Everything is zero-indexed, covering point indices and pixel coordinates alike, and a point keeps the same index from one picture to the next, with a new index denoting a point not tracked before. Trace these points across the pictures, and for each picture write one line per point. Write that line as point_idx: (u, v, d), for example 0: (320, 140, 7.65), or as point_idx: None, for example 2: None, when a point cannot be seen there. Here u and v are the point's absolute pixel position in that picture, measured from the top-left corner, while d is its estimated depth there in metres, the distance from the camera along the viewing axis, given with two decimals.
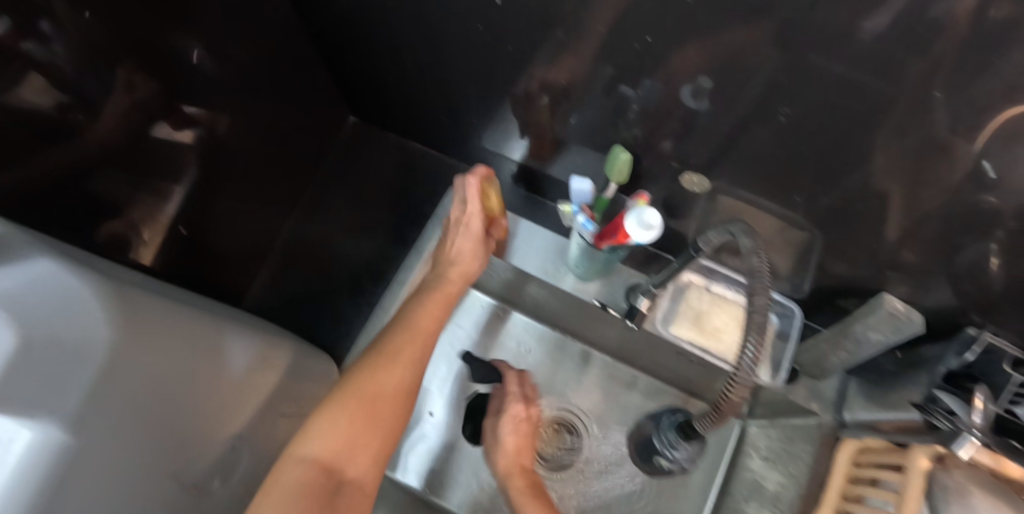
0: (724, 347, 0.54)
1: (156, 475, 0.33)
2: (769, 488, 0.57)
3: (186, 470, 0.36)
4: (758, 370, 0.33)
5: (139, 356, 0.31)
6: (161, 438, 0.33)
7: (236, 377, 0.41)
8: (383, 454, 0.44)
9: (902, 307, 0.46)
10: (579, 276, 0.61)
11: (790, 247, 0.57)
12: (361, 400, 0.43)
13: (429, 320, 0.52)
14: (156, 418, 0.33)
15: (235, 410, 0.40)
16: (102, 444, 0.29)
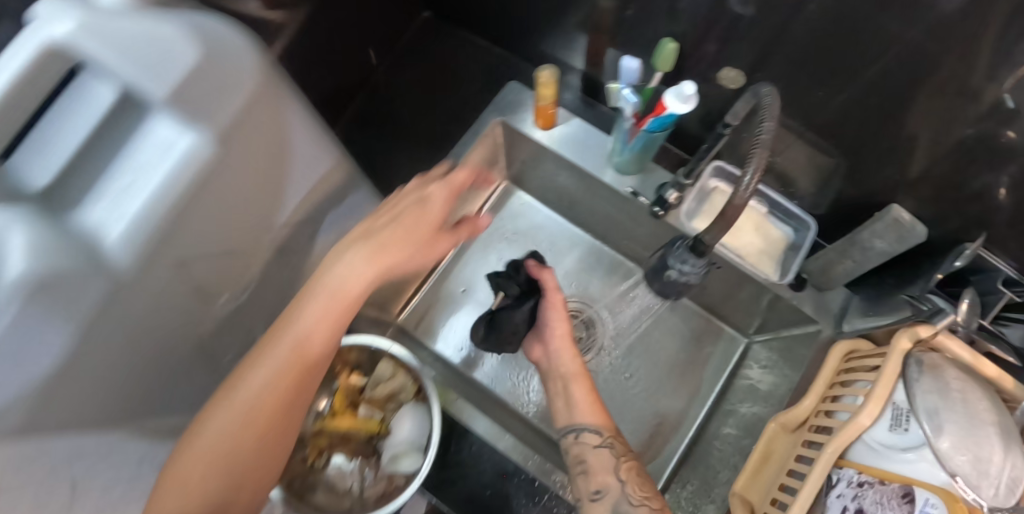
0: (739, 243, 0.61)
1: (238, 220, 0.41)
2: (762, 389, 0.67)
3: (257, 221, 0.43)
4: (756, 182, 0.38)
5: (266, 121, 0.38)
6: (263, 194, 0.41)
7: (319, 174, 0.47)
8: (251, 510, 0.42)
9: (907, 216, 0.51)
10: (618, 169, 0.63)
11: (812, 159, 0.60)
12: (207, 465, 0.38)
13: (321, 330, 0.41)
14: (259, 173, 0.40)
15: (303, 190, 0.47)
16: (232, 174, 0.36)
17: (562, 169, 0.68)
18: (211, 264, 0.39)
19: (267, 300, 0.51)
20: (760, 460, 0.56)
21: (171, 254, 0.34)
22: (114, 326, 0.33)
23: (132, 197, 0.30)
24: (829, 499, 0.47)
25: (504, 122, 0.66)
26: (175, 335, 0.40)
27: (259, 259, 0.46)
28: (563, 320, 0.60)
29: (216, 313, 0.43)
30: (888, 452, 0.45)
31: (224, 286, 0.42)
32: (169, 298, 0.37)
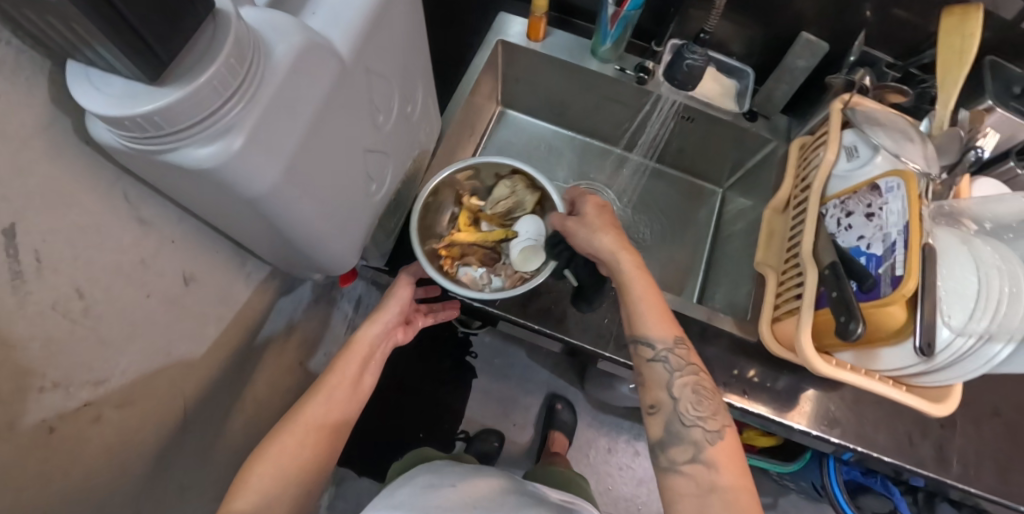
0: (705, 91, 0.80)
1: (393, 65, 0.52)
2: (739, 209, 0.88)
3: (403, 77, 0.55)
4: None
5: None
6: (404, 36, 0.52)
7: (424, 49, 0.59)
8: (312, 455, 0.55)
9: (814, 36, 0.73)
10: (601, 59, 0.81)
11: (736, 29, 0.80)
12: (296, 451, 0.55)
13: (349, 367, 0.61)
14: (402, 24, 0.51)
15: (420, 62, 0.58)
16: (389, 13, 0.48)
17: (555, 76, 0.85)
18: (377, 86, 0.49)
19: (399, 160, 0.59)
20: (768, 236, 0.73)
21: (362, 63, 0.46)
22: (332, 112, 0.43)
23: (343, 10, 0.43)
24: (827, 219, 0.65)
25: (503, 42, 0.81)
26: (359, 150, 0.50)
27: (399, 105, 0.55)
28: (597, 234, 0.60)
29: (380, 142, 0.53)
30: (852, 173, 0.65)
31: (383, 115, 0.52)
32: (359, 108, 0.47)
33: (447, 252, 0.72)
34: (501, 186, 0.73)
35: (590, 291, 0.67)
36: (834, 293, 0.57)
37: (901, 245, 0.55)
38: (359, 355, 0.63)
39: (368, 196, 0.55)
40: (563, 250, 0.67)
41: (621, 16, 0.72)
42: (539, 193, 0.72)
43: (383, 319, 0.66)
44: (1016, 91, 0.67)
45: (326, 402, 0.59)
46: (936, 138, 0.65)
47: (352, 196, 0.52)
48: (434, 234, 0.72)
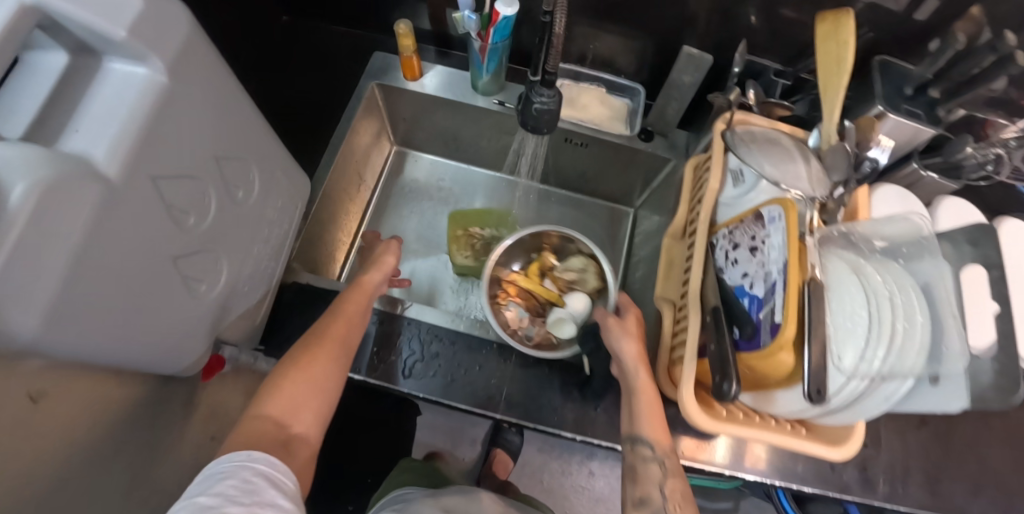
0: (594, 117, 0.76)
1: (204, 158, 0.48)
2: (647, 230, 0.84)
3: (225, 165, 0.51)
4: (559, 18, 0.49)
5: (199, 60, 0.46)
6: (209, 127, 0.48)
7: (255, 126, 0.56)
8: (326, 391, 0.55)
9: (697, 49, 0.67)
10: (484, 93, 0.77)
11: (627, 47, 0.76)
12: (312, 386, 0.54)
13: (353, 307, 0.63)
14: (206, 114, 0.48)
15: (248, 142, 0.55)
16: (181, 111, 0.44)
17: (443, 115, 0.81)
18: (178, 187, 0.46)
19: (237, 248, 0.55)
20: (667, 265, 0.69)
21: (145, 172, 0.41)
22: (108, 234, 0.39)
23: (107, 120, 0.39)
24: (716, 253, 0.61)
25: (379, 85, 0.77)
26: (163, 259, 0.45)
27: (222, 196, 0.51)
28: (620, 337, 0.60)
29: (195, 242, 0.49)
30: (738, 201, 0.61)
31: (195, 215, 0.48)
32: (151, 219, 0.43)
33: (502, 291, 0.79)
34: (578, 258, 0.80)
35: (597, 385, 0.64)
36: (713, 345, 0.54)
37: (780, 288, 0.50)
38: (359, 296, 0.64)
39: (198, 294, 0.51)
40: (591, 340, 0.65)
41: (488, 49, 0.68)
42: (604, 285, 0.77)
43: (379, 269, 0.68)
44: (907, 92, 0.63)
45: (335, 335, 0.58)
46: (824, 155, 0.60)
47: (171, 305, 0.48)
48: (502, 268, 0.81)
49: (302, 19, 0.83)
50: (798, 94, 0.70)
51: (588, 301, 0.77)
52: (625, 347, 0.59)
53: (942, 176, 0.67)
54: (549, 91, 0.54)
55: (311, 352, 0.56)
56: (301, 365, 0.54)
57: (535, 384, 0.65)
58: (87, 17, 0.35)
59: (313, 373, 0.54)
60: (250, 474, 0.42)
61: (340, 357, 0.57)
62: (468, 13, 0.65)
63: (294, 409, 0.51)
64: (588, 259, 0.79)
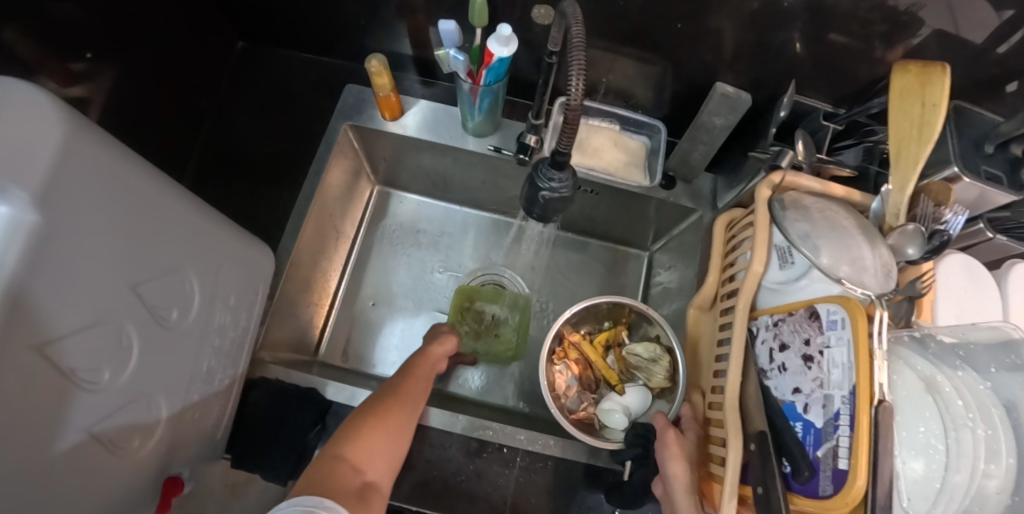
0: (606, 163, 0.65)
1: (105, 285, 0.37)
2: (665, 283, 0.73)
3: (142, 285, 0.41)
4: (580, 80, 0.38)
5: (87, 168, 0.35)
6: (114, 253, 0.38)
7: (189, 220, 0.46)
8: (396, 451, 0.46)
9: (732, 88, 0.55)
10: (475, 134, 0.65)
11: (646, 78, 0.64)
12: (380, 435, 0.45)
13: (420, 369, 0.55)
14: (105, 232, 0.37)
15: (178, 245, 0.44)
16: (65, 243, 0.33)
17: (427, 154, 0.69)
18: (70, 340, 0.35)
19: (171, 374, 0.46)
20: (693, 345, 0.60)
21: (24, 341, 0.31)
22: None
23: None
24: (757, 348, 0.52)
25: (353, 126, 0.67)
26: (66, 434, 0.35)
27: (144, 326, 0.42)
28: (677, 459, 0.49)
29: (112, 401, 0.39)
30: (787, 287, 0.51)
31: (108, 370, 0.39)
32: (42, 394, 0.33)
33: (563, 348, 0.68)
34: (650, 346, 0.65)
35: (628, 492, 0.55)
36: (760, 488, 0.45)
37: (846, 424, 0.41)
38: (430, 360, 0.58)
39: (117, 446, 0.41)
40: (637, 445, 0.56)
41: (480, 91, 0.56)
42: (671, 387, 0.63)
43: (445, 340, 0.61)
44: (987, 150, 0.52)
45: (410, 389, 0.51)
46: (891, 233, 0.50)
47: (80, 477, 0.38)
48: (571, 328, 0.70)
49: (258, 46, 0.76)
50: (848, 139, 0.59)
51: (647, 399, 0.65)
52: (676, 468, 0.49)
53: (1010, 238, 0.57)
54: (560, 173, 0.42)
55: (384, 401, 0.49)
56: (374, 415, 0.46)
57: (542, 492, 0.57)
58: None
59: (387, 425, 0.46)
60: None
61: (409, 414, 0.49)
62: (453, 50, 0.53)
63: (370, 457, 0.43)
64: (663, 350, 0.64)
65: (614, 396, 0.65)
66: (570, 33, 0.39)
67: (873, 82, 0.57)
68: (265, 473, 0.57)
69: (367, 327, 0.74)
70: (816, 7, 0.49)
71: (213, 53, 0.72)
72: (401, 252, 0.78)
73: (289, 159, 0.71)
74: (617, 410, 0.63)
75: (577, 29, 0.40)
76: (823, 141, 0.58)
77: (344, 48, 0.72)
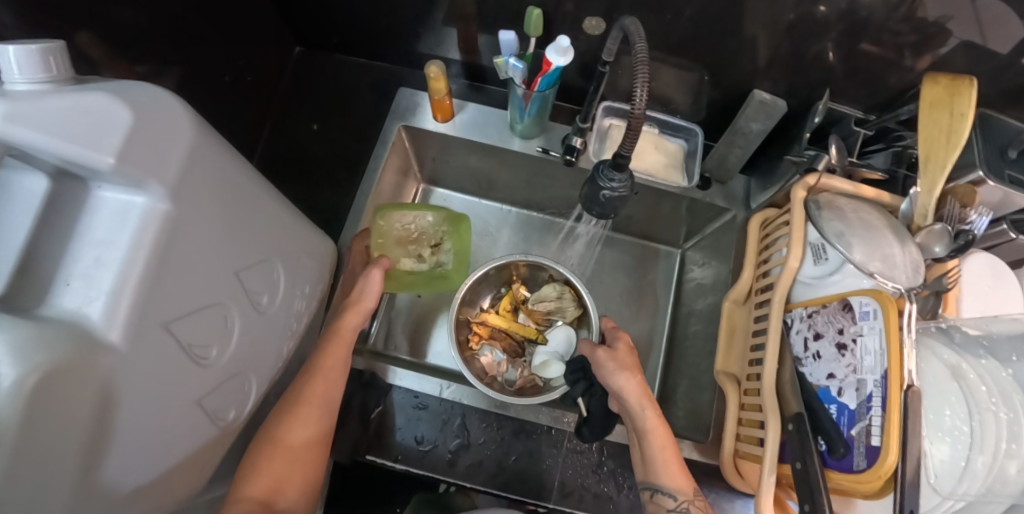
0: (646, 164, 0.69)
1: (216, 271, 0.42)
2: (698, 280, 0.77)
3: (242, 271, 0.46)
4: (644, 92, 0.42)
5: (204, 166, 0.39)
6: (224, 242, 0.43)
7: (271, 212, 0.50)
8: (307, 468, 0.50)
9: (769, 95, 0.59)
10: (522, 136, 0.70)
11: (684, 83, 0.68)
12: (283, 457, 0.48)
13: (332, 358, 0.55)
14: (216, 222, 0.41)
15: (264, 235, 0.49)
16: (190, 232, 0.38)
17: (474, 154, 0.74)
18: (189, 320, 0.40)
19: (262, 352, 0.51)
20: (728, 336, 0.64)
21: (154, 319, 0.36)
22: (121, 399, 0.34)
23: (102, 271, 0.33)
24: (792, 337, 0.56)
25: (406, 127, 0.71)
26: (183, 404, 0.41)
27: (243, 309, 0.47)
28: (618, 371, 0.55)
29: (219, 376, 0.45)
30: (821, 281, 0.54)
31: (216, 347, 0.44)
32: (166, 363, 0.38)
33: (473, 332, 0.73)
34: (551, 287, 0.72)
35: (595, 425, 0.57)
36: (798, 463, 0.49)
37: (878, 404, 0.45)
38: (341, 342, 0.56)
39: (217, 417, 0.46)
40: (580, 379, 0.60)
41: (533, 96, 0.60)
42: (584, 313, 0.70)
43: (359, 305, 0.58)
44: (1011, 155, 0.56)
45: (319, 394, 0.52)
46: (919, 231, 0.54)
47: (191, 441, 0.43)
48: (472, 306, 0.74)
49: (315, 51, 0.81)
50: (878, 144, 0.63)
51: (570, 335, 0.70)
52: (618, 382, 0.55)
53: None
54: (619, 174, 0.47)
55: (290, 420, 0.50)
56: (280, 444, 0.49)
57: (588, 470, 0.61)
58: (63, 145, 0.29)
59: (291, 437, 0.49)
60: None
61: (320, 420, 0.52)
62: (512, 58, 0.57)
63: (279, 485, 0.47)
64: (563, 285, 0.71)
65: (540, 348, 0.71)
66: (634, 49, 0.44)
67: (905, 90, 0.60)
68: (331, 451, 0.61)
69: (413, 316, 0.78)
70: (851, 19, 0.53)
71: (274, 58, 0.77)
72: None
73: (344, 159, 0.76)
74: (550, 360, 0.67)
75: (641, 45, 0.44)
76: (854, 146, 0.62)
77: (394, 53, 0.76)
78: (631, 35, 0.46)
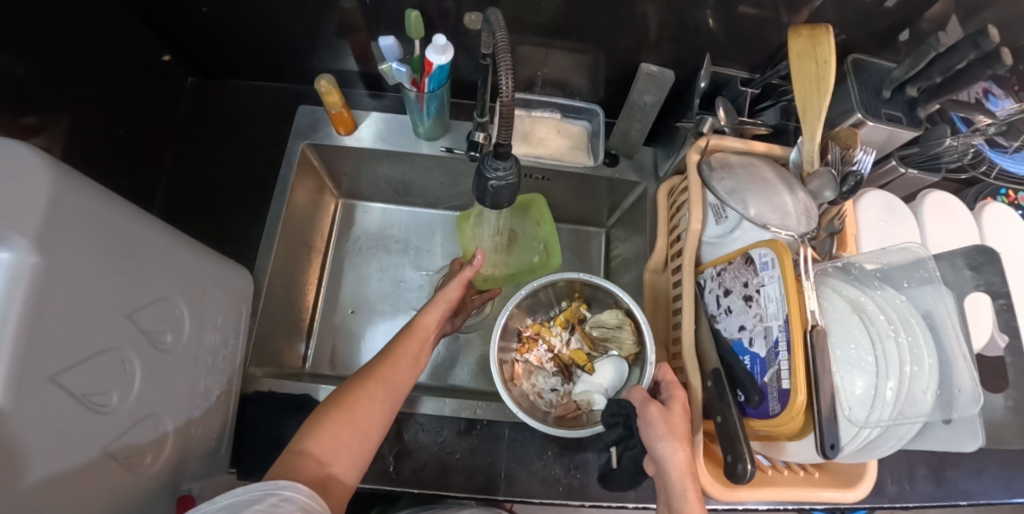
0: (552, 149, 0.70)
1: (105, 314, 0.41)
2: (622, 255, 0.78)
3: (134, 311, 0.45)
4: (509, 79, 0.42)
5: (77, 211, 0.37)
6: (109, 287, 0.41)
7: (163, 248, 0.49)
8: (368, 442, 0.49)
9: (655, 67, 0.61)
10: (427, 138, 0.70)
11: (582, 66, 0.69)
12: (346, 427, 0.48)
13: (409, 346, 0.55)
14: (98, 268, 0.40)
15: (156, 274, 0.47)
16: (67, 281, 0.36)
17: (386, 163, 0.74)
18: (79, 370, 0.39)
19: (171, 391, 0.50)
20: (652, 304, 0.65)
21: (40, 374, 0.34)
22: (15, 466, 0.32)
23: None
24: (707, 296, 0.57)
25: (310, 145, 0.71)
26: (88, 455, 0.39)
27: (143, 349, 0.46)
28: (667, 438, 0.46)
29: (124, 422, 0.44)
30: (725, 239, 0.56)
31: (117, 392, 0.43)
32: (62, 416, 0.37)
33: (523, 343, 0.68)
34: (613, 313, 0.63)
35: (622, 475, 0.55)
36: (719, 418, 0.50)
37: (784, 349, 0.46)
38: (408, 353, 0.55)
39: (128, 466, 0.45)
40: (619, 425, 0.53)
41: (426, 98, 0.60)
42: (640, 352, 0.60)
43: (437, 305, 0.59)
44: (886, 95, 0.59)
45: (388, 379, 0.52)
46: (809, 179, 0.56)
47: (106, 491, 0.42)
48: (527, 316, 0.69)
49: (209, 80, 0.80)
50: (766, 101, 0.65)
51: (621, 369, 0.63)
52: (664, 451, 0.46)
53: (920, 171, 0.64)
54: (504, 162, 0.47)
55: (358, 392, 0.50)
56: (346, 404, 0.49)
57: (535, 458, 0.61)
58: None
59: (358, 408, 0.49)
60: (279, 500, 0.39)
61: (387, 400, 0.51)
62: (394, 62, 0.57)
63: (336, 451, 0.47)
64: (624, 315, 0.62)
65: (588, 375, 0.65)
66: (498, 38, 0.44)
67: (779, 47, 0.63)
68: None
69: (352, 334, 0.78)
70: None
71: (166, 91, 0.74)
72: (371, 259, 0.82)
73: (253, 185, 0.75)
74: (592, 392, 0.62)
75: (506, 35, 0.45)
76: (743, 106, 0.64)
77: (292, 71, 0.75)
78: (495, 25, 0.46)
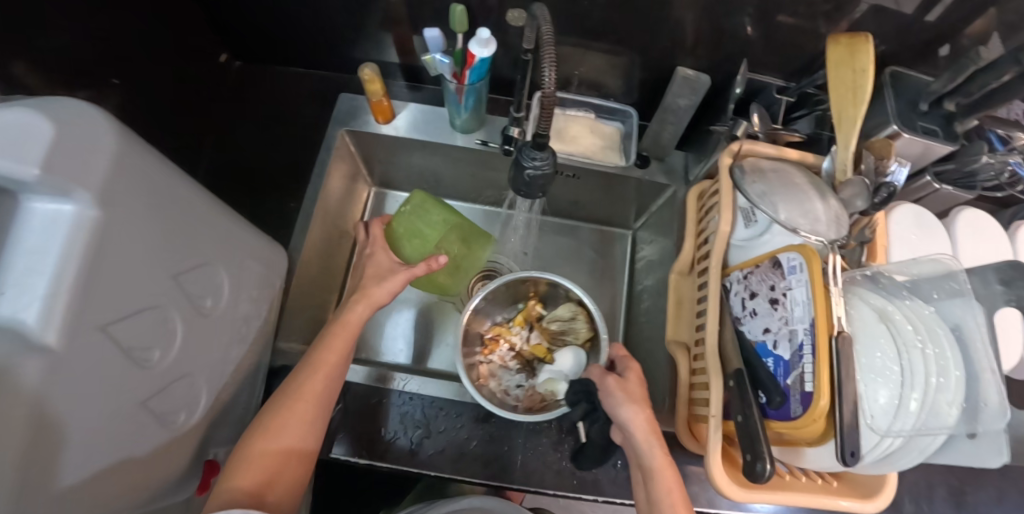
0: (584, 147, 0.71)
1: (154, 273, 0.43)
2: (647, 258, 0.79)
3: (179, 274, 0.47)
4: (552, 74, 0.43)
5: (135, 174, 0.39)
6: (158, 249, 0.43)
7: (207, 217, 0.51)
8: (301, 459, 0.51)
9: (692, 71, 0.61)
10: (463, 131, 0.72)
11: (617, 67, 0.70)
12: (275, 452, 0.50)
13: (330, 356, 0.54)
14: (150, 229, 0.42)
15: (200, 241, 0.50)
16: (122, 237, 0.39)
17: (419, 153, 0.76)
18: (126, 323, 0.41)
19: (207, 355, 0.52)
20: (676, 306, 0.65)
21: (92, 323, 0.36)
22: (61, 409, 0.34)
23: (36, 279, 0.33)
24: (731, 298, 0.58)
25: (349, 131, 0.73)
26: (127, 407, 0.41)
27: (184, 312, 0.48)
28: (627, 402, 0.50)
29: (162, 379, 0.46)
30: (753, 242, 0.56)
31: (158, 349, 0.45)
32: (107, 366, 0.39)
33: (485, 345, 0.71)
34: (566, 306, 0.68)
35: (592, 450, 0.57)
36: (740, 417, 0.50)
37: (809, 353, 0.47)
38: (328, 363, 0.54)
39: (163, 423, 0.47)
40: (581, 402, 0.56)
41: (465, 90, 0.62)
42: (595, 335, 0.66)
43: (366, 299, 0.57)
44: (923, 108, 0.59)
45: (314, 392, 0.53)
46: (841, 187, 0.56)
47: (143, 443, 0.44)
48: (484, 319, 0.72)
49: (254, 65, 0.83)
50: (801, 110, 0.66)
51: (580, 356, 0.67)
52: (626, 414, 0.50)
53: (955, 187, 0.63)
54: (541, 153, 0.48)
55: (284, 413, 0.51)
56: (273, 430, 0.50)
57: (549, 449, 0.62)
58: None
59: (282, 434, 0.50)
60: None
61: (314, 417, 0.52)
62: (438, 54, 0.58)
63: (271, 479, 0.49)
64: (576, 306, 0.67)
65: (548, 368, 0.68)
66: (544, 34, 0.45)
67: (817, 56, 0.63)
68: None
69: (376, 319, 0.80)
70: None
71: (213, 74, 0.78)
72: None
73: (290, 168, 0.78)
74: (556, 381, 0.65)
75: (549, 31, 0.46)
76: (777, 113, 0.64)
77: (334, 60, 0.78)
78: (542, 22, 0.48)
